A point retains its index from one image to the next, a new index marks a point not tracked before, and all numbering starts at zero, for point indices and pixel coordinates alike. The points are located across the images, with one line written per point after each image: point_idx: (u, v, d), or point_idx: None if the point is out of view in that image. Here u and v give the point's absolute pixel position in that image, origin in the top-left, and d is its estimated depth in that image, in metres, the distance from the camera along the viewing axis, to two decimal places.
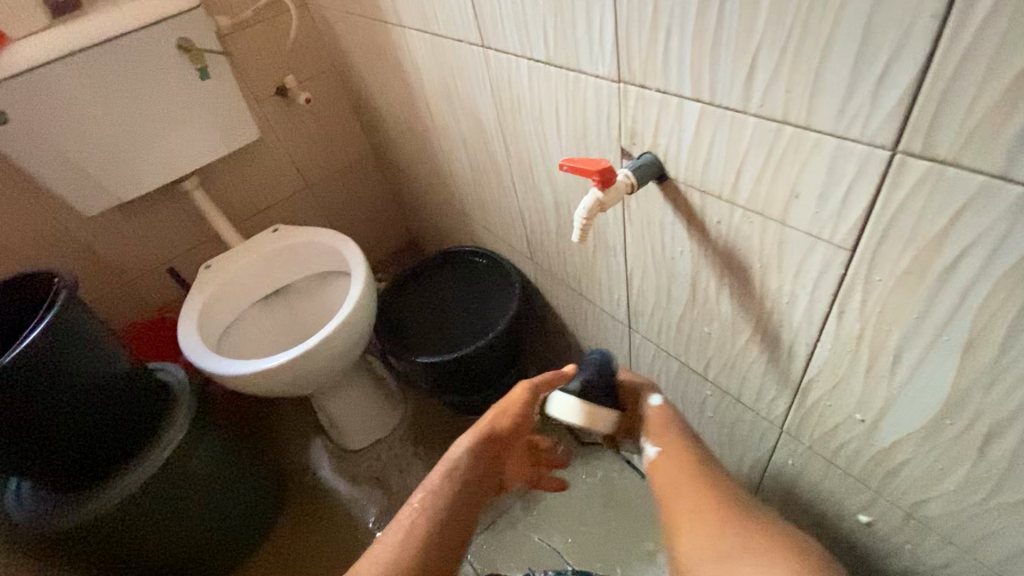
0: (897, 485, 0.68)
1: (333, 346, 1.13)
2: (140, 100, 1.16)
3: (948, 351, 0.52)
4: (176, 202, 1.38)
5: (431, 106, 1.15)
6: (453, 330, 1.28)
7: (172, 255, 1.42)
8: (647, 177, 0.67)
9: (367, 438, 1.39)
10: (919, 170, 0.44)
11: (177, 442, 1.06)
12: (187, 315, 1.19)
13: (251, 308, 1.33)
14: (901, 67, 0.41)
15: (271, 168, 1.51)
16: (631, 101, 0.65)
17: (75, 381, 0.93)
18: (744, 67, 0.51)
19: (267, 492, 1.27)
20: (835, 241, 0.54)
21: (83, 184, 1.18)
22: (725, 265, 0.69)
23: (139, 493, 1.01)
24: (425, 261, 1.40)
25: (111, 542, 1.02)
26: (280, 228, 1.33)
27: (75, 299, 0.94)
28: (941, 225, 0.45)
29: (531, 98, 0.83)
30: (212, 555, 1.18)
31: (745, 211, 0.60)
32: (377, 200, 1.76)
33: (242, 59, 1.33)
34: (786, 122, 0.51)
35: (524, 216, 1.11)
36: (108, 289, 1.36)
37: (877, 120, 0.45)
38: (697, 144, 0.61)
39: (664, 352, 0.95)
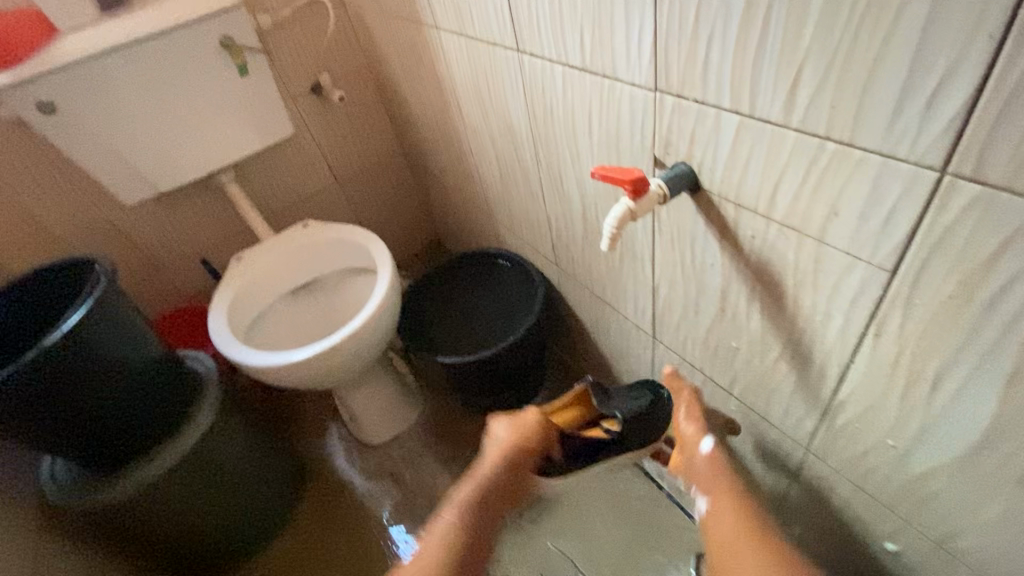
0: (929, 517, 0.65)
1: (356, 341, 1.15)
2: (181, 95, 1.20)
3: (991, 382, 0.48)
4: (212, 194, 1.42)
5: (462, 107, 1.15)
6: (476, 332, 1.28)
7: (207, 245, 1.46)
8: (680, 188, 0.65)
9: (386, 433, 1.40)
10: (970, 194, 0.41)
11: (204, 429, 1.09)
12: (218, 305, 1.22)
13: (279, 300, 1.35)
14: (955, 85, 0.39)
15: (304, 164, 1.54)
16: (665, 110, 0.64)
17: (111, 365, 0.96)
18: (786, 78, 0.49)
19: (287, 481, 1.30)
20: (875, 262, 0.51)
21: (126, 175, 1.23)
22: (756, 280, 0.66)
23: (167, 476, 1.05)
24: (450, 261, 1.41)
25: (139, 522, 1.06)
26: (311, 223, 1.36)
27: (112, 286, 0.97)
28: (991, 251, 0.42)
29: (563, 103, 0.82)
30: (234, 539, 1.21)
31: (781, 226, 0.58)
32: (406, 197, 1.77)
33: (280, 56, 1.35)
34: (828, 137, 0.48)
35: (551, 220, 1.10)
36: (146, 275, 1.41)
37: (927, 139, 0.42)
38: (734, 155, 0.58)
39: (688, 365, 0.92)
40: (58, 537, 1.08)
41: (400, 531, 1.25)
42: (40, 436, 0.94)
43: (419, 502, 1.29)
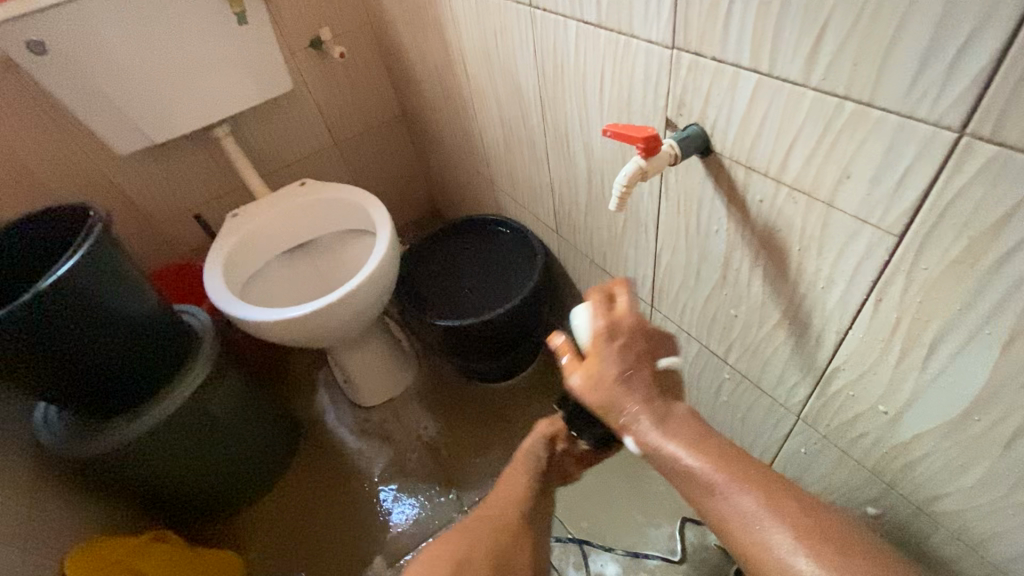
0: (911, 479, 0.67)
1: (353, 301, 1.14)
2: (177, 41, 1.16)
3: (987, 346, 0.50)
4: (207, 148, 1.38)
5: (468, 67, 1.13)
6: (474, 297, 1.28)
7: (201, 200, 1.44)
8: (691, 150, 0.64)
9: (380, 396, 1.41)
10: (986, 155, 0.42)
11: (200, 381, 1.09)
12: (213, 260, 1.20)
13: (276, 259, 1.34)
14: (982, 42, 0.38)
15: (302, 122, 1.51)
16: (681, 68, 0.63)
17: (107, 314, 0.95)
18: (810, 35, 0.48)
19: (281, 438, 1.31)
20: (883, 226, 0.52)
21: (119, 123, 1.19)
22: (761, 246, 0.67)
23: (163, 427, 1.05)
24: (448, 226, 1.40)
25: (134, 471, 1.07)
26: (308, 182, 1.34)
27: (107, 234, 0.95)
28: (1000, 214, 0.43)
29: (574, 62, 0.80)
30: (228, 492, 1.22)
31: (792, 190, 0.58)
32: (404, 161, 1.75)
33: (280, 7, 1.31)
34: (847, 98, 0.48)
35: (554, 186, 1.09)
36: (138, 229, 1.38)
37: (947, 100, 0.42)
38: (749, 116, 0.58)
39: (685, 333, 0.93)
40: (53, 483, 1.08)
41: (391, 490, 1.27)
42: (34, 381, 0.93)
43: (412, 463, 1.31)
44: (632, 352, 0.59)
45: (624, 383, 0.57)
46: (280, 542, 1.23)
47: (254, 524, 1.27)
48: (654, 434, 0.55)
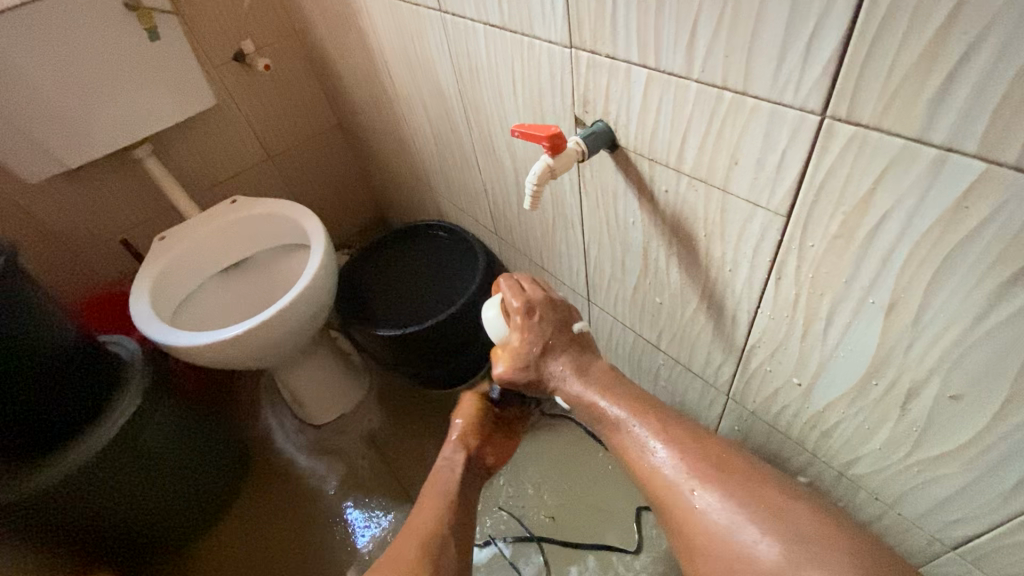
0: (831, 445, 0.70)
1: (290, 317, 1.12)
2: (82, 60, 1.10)
3: (874, 314, 0.52)
4: (129, 170, 1.32)
5: (393, 74, 1.12)
6: (417, 304, 1.27)
7: (126, 224, 1.38)
8: (598, 146, 0.66)
9: (332, 412, 1.38)
10: (847, 135, 0.44)
11: (130, 414, 1.04)
12: (139, 287, 1.15)
13: (209, 280, 1.29)
14: (829, 30, 0.41)
15: (231, 137, 1.46)
16: (581, 66, 0.64)
17: (17, 351, 0.90)
18: (686, 30, 0.50)
19: (228, 464, 1.26)
20: (772, 207, 0.54)
21: (26, 150, 1.13)
22: (673, 234, 0.69)
23: (92, 466, 0.99)
24: (389, 234, 1.38)
25: (63, 515, 1.01)
26: (239, 199, 1.30)
27: (14, 266, 0.90)
28: (866, 189, 0.46)
29: (487, 65, 0.81)
30: (172, 526, 1.17)
31: (691, 178, 0.60)
32: (344, 172, 1.72)
33: (195, 21, 1.27)
34: (725, 87, 0.50)
35: (487, 188, 1.09)
36: (58, 259, 1.31)
37: (808, 84, 0.44)
38: (646, 110, 0.60)
39: (621, 324, 0.95)
40: None
41: (348, 507, 1.24)
42: None
43: (368, 477, 1.29)
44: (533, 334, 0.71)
45: (541, 362, 0.71)
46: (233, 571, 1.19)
47: (204, 556, 1.22)
48: (575, 385, 0.69)
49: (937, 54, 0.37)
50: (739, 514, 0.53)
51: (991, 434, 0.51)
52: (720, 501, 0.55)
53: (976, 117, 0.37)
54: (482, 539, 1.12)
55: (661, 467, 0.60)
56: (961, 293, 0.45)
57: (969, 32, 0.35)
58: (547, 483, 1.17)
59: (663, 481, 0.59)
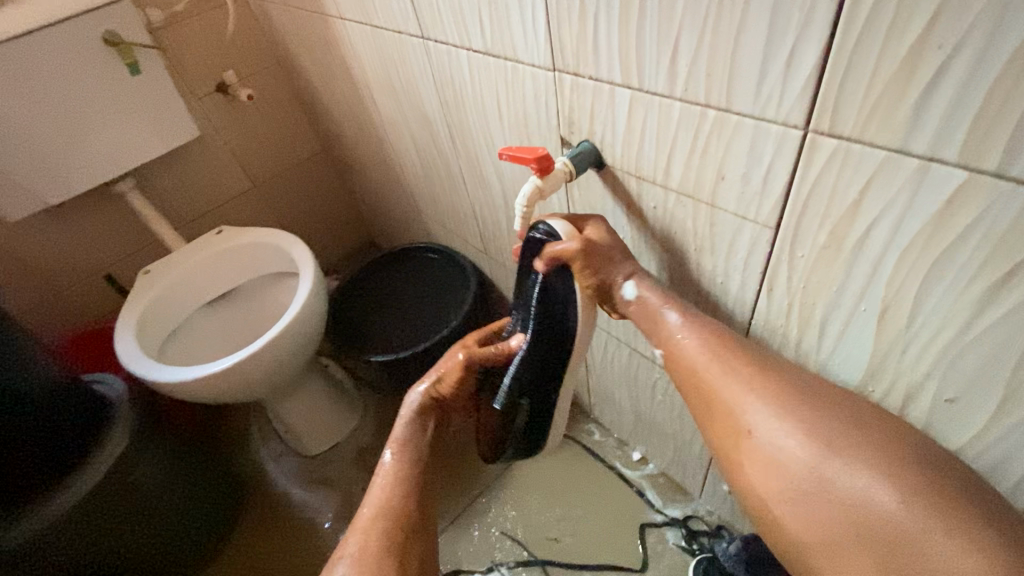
0: None
1: (281, 347, 1.10)
2: (62, 97, 1.10)
3: (866, 321, 0.53)
4: (112, 205, 1.31)
5: (377, 100, 1.13)
6: (409, 327, 1.26)
7: (110, 260, 1.35)
8: (585, 165, 0.67)
9: (326, 441, 1.36)
10: (830, 148, 0.45)
11: (117, 456, 1.00)
12: (124, 323, 1.13)
13: (196, 313, 1.27)
14: (807, 48, 0.42)
15: (215, 168, 1.45)
16: (564, 88, 0.65)
17: None
18: (668, 51, 0.51)
19: (220, 500, 1.23)
20: (760, 220, 0.55)
21: (5, 188, 1.11)
22: (663, 249, 0.69)
23: (76, 512, 0.95)
24: (378, 258, 1.38)
25: (46, 565, 0.96)
26: (225, 229, 1.29)
27: None
28: (851, 200, 0.46)
29: (472, 89, 0.82)
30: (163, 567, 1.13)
31: (679, 194, 0.61)
32: (330, 198, 1.72)
33: (177, 54, 1.27)
34: (708, 106, 0.51)
35: (475, 209, 1.10)
36: (39, 299, 1.28)
37: (790, 101, 0.45)
38: (631, 128, 0.60)
39: (615, 339, 0.95)
40: None
41: (346, 539, 1.21)
42: None
43: None
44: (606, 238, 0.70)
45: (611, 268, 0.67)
46: None
47: None
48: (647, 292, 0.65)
49: (913, 68, 0.38)
50: (780, 415, 0.52)
51: (989, 436, 0.51)
52: (757, 400, 0.54)
53: (955, 126, 0.38)
54: (485, 565, 1.09)
55: (710, 379, 0.58)
56: (951, 297, 0.45)
57: (943, 46, 0.36)
58: (548, 503, 1.16)
59: (703, 383, 0.58)
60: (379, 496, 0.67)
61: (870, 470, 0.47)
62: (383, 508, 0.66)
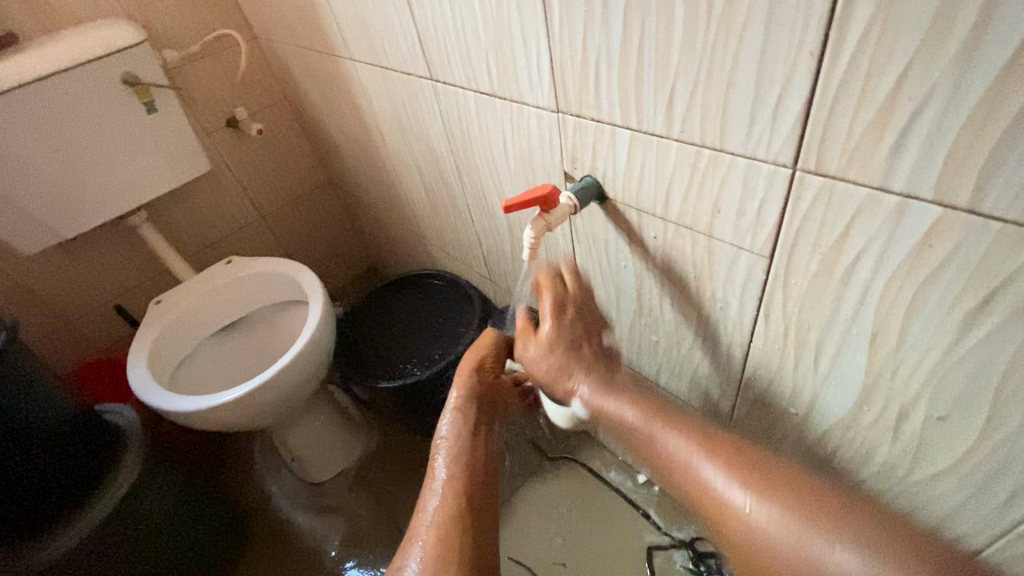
0: (833, 471, 0.72)
1: (290, 374, 1.12)
2: (82, 134, 1.14)
3: (858, 343, 0.56)
4: (124, 238, 1.34)
5: (384, 135, 1.18)
6: (415, 353, 1.28)
7: (121, 291, 1.38)
8: (587, 199, 0.70)
9: (332, 468, 1.36)
10: (816, 185, 0.49)
11: (129, 484, 1.02)
12: (136, 353, 1.15)
13: (205, 342, 1.29)
14: (792, 95, 0.46)
15: (224, 200, 1.50)
16: (567, 128, 0.69)
17: (14, 424, 0.89)
18: (665, 96, 0.56)
19: (226, 529, 1.23)
20: (755, 250, 0.58)
21: (24, 223, 1.15)
22: (664, 276, 0.73)
23: (90, 541, 0.96)
24: (384, 285, 1.41)
25: None
26: (235, 259, 1.32)
27: (13, 339, 0.90)
28: (839, 232, 0.50)
29: (478, 127, 0.86)
30: None
31: (678, 226, 0.65)
32: (336, 226, 1.76)
33: (190, 92, 1.32)
34: (703, 146, 0.55)
35: (481, 237, 1.13)
36: (51, 330, 1.30)
37: (778, 142, 0.49)
38: (631, 165, 0.65)
39: (618, 362, 0.98)
40: None
41: (351, 567, 1.21)
42: None
43: (370, 534, 1.26)
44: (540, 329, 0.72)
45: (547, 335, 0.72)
46: None
47: None
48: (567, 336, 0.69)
49: (888, 115, 0.42)
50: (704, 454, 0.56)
51: (979, 451, 0.54)
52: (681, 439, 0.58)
53: (929, 166, 0.41)
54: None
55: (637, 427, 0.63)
56: (935, 322, 0.49)
57: (914, 96, 0.40)
58: (554, 526, 1.16)
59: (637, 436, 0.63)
60: (438, 500, 0.64)
61: (750, 484, 0.51)
62: (438, 535, 0.60)
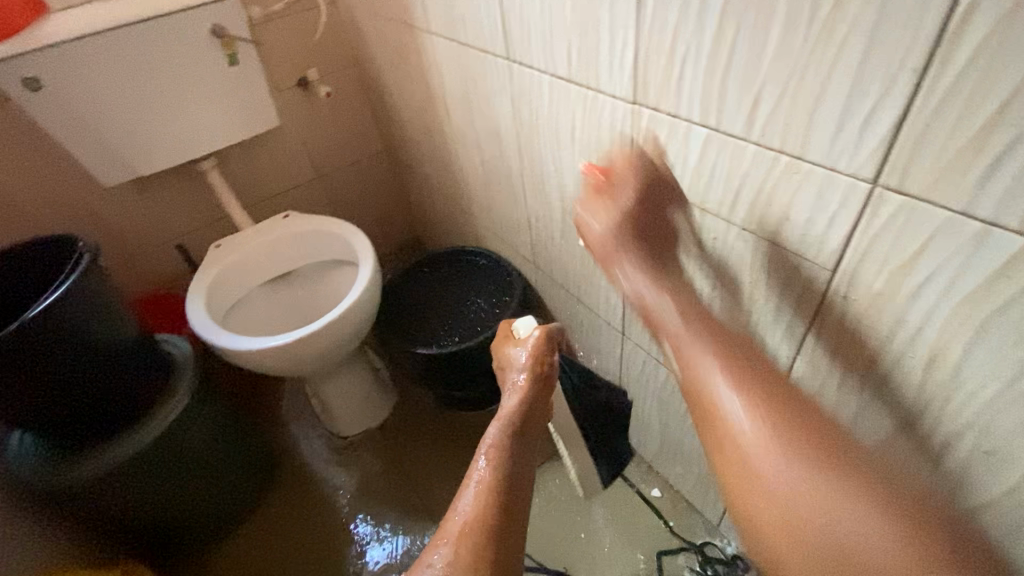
0: None
1: (335, 330, 1.17)
2: (167, 79, 1.20)
3: (913, 366, 0.56)
4: (191, 180, 1.41)
5: (449, 109, 1.20)
6: (452, 325, 1.31)
7: (182, 231, 1.45)
8: (652, 192, 0.71)
9: (359, 425, 1.42)
10: (895, 203, 0.49)
11: (180, 409, 1.09)
12: (196, 290, 1.22)
13: (257, 288, 1.36)
14: (886, 109, 0.46)
15: (286, 156, 1.55)
16: (641, 121, 0.70)
17: (91, 343, 0.96)
18: (749, 99, 0.56)
19: (257, 465, 1.30)
20: (819, 261, 0.59)
21: (105, 156, 1.22)
22: (717, 278, 0.73)
23: (141, 456, 1.04)
24: (429, 257, 1.45)
25: (105, 503, 1.04)
26: (291, 214, 1.37)
27: (96, 265, 0.96)
28: (912, 251, 0.50)
29: (547, 110, 0.88)
30: (201, 522, 1.20)
31: (741, 230, 0.65)
32: (387, 194, 1.80)
33: (269, 49, 1.37)
34: (782, 152, 0.56)
35: (531, 222, 1.15)
36: (116, 260, 1.38)
37: (862, 154, 0.49)
38: (702, 164, 0.65)
39: (654, 360, 0.99)
40: (26, 518, 1.04)
41: (363, 523, 1.26)
42: (16, 411, 0.92)
43: (389, 493, 1.31)
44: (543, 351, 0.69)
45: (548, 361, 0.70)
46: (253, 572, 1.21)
47: (225, 555, 1.24)
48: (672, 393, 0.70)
49: (986, 139, 0.41)
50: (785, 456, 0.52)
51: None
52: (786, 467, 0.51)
53: (1018, 197, 0.41)
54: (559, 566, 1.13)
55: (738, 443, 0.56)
56: (995, 355, 0.49)
57: (1017, 123, 0.39)
58: (579, 520, 1.19)
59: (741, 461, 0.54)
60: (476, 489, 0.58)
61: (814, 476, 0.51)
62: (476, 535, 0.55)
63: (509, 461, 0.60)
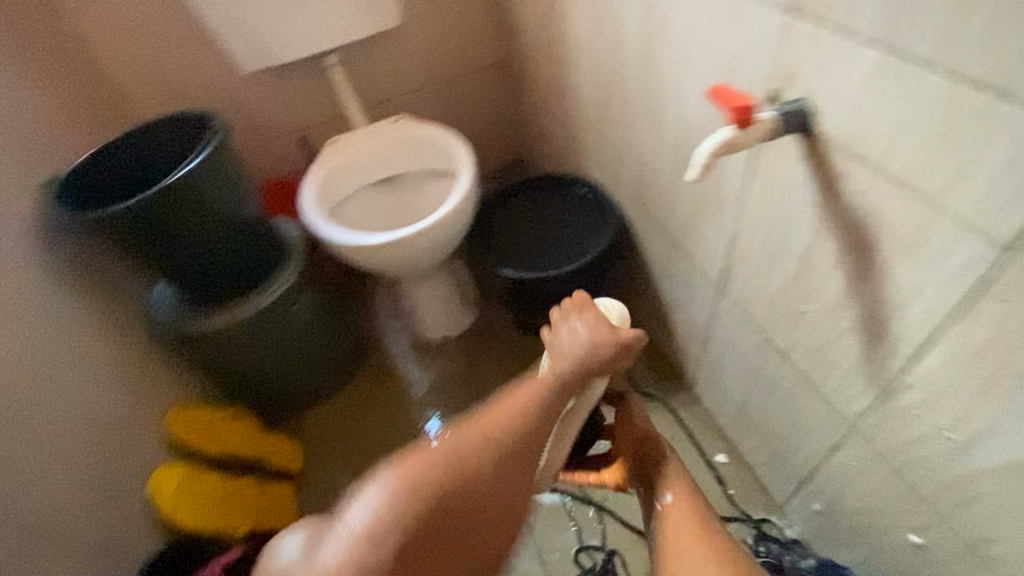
0: (972, 513, 0.65)
1: (427, 238, 1.20)
2: None
3: None
4: (316, 74, 1.46)
5: (572, 17, 1.10)
6: (542, 253, 1.28)
7: (306, 123, 1.53)
8: (789, 126, 0.62)
9: (441, 333, 1.49)
10: None
11: (289, 285, 1.20)
12: (312, 181, 1.30)
13: (364, 188, 1.42)
14: None
15: (404, 58, 1.54)
16: (796, 37, 0.60)
17: (220, 211, 1.07)
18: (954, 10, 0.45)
19: (348, 350, 1.42)
20: (994, 235, 0.49)
21: (244, 40, 1.29)
22: (849, 240, 0.64)
23: (255, 321, 1.17)
24: (530, 179, 1.40)
25: (225, 357, 1.19)
26: (403, 118, 1.39)
27: (227, 141, 1.06)
28: None
29: (681, 21, 0.77)
30: (299, 391, 1.35)
31: (895, 183, 0.56)
32: (497, 111, 1.75)
33: None
34: (984, 85, 0.46)
35: (640, 154, 1.06)
36: (250, 144, 1.50)
37: None
38: (863, 97, 0.55)
39: (749, 324, 0.91)
40: (165, 359, 1.22)
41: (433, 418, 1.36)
42: (162, 262, 1.07)
43: (460, 399, 1.39)
44: (593, 329, 0.68)
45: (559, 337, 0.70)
46: (337, 445, 1.35)
47: (316, 424, 1.39)
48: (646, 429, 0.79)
49: None
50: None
51: None
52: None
53: None
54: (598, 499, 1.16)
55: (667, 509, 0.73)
56: None
57: None
58: None
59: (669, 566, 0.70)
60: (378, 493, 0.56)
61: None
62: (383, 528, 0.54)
63: (535, 434, 0.63)
